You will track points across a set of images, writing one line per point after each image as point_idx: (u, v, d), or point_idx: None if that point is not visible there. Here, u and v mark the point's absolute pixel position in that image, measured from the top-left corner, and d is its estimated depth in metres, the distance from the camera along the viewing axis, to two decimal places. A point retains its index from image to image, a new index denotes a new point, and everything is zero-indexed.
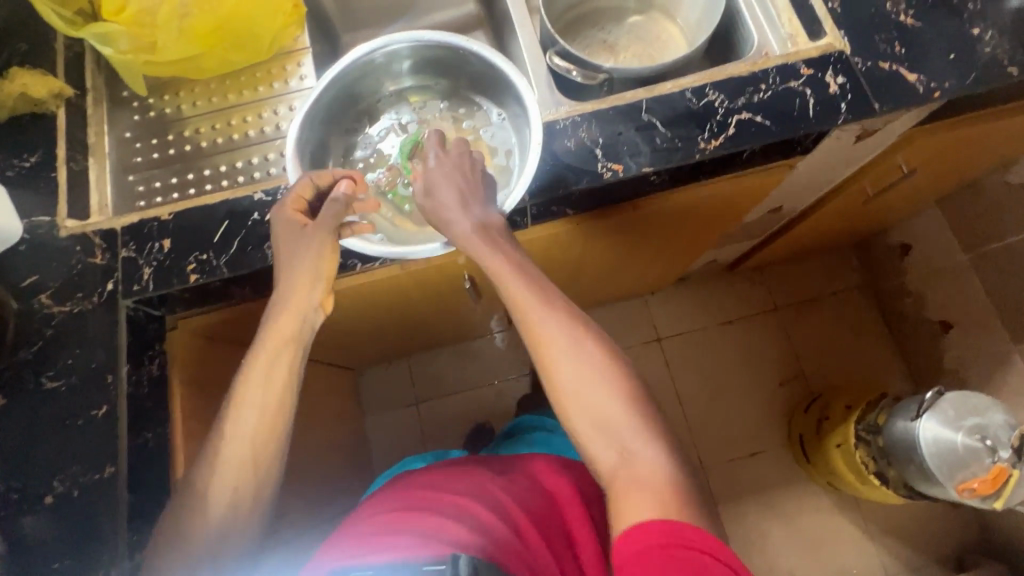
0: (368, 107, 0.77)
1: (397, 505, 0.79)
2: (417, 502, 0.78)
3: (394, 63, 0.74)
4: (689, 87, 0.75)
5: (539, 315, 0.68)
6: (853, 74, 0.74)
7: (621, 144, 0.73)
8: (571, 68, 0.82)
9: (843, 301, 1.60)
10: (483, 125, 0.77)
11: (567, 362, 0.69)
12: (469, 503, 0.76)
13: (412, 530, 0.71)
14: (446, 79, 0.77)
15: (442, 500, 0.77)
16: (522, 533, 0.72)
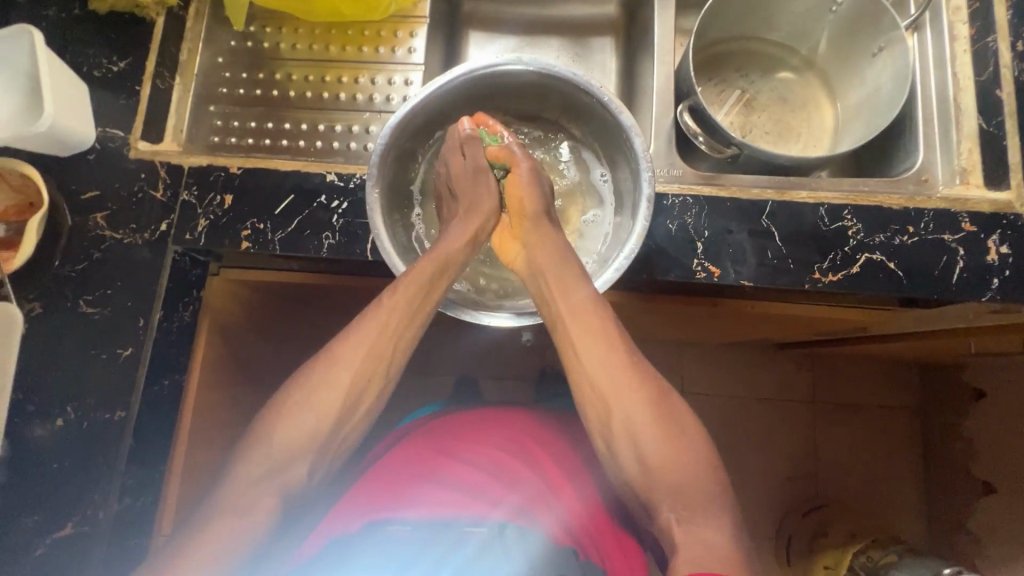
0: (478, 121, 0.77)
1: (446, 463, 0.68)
2: (463, 448, 0.70)
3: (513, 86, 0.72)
4: (826, 203, 0.65)
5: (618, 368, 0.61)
6: (1021, 248, 0.64)
7: (727, 246, 0.65)
8: (698, 133, 0.74)
9: (887, 418, 1.50)
10: (583, 177, 0.77)
11: (629, 422, 0.60)
12: (521, 471, 0.68)
13: (467, 487, 0.67)
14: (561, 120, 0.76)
15: (492, 459, 0.69)
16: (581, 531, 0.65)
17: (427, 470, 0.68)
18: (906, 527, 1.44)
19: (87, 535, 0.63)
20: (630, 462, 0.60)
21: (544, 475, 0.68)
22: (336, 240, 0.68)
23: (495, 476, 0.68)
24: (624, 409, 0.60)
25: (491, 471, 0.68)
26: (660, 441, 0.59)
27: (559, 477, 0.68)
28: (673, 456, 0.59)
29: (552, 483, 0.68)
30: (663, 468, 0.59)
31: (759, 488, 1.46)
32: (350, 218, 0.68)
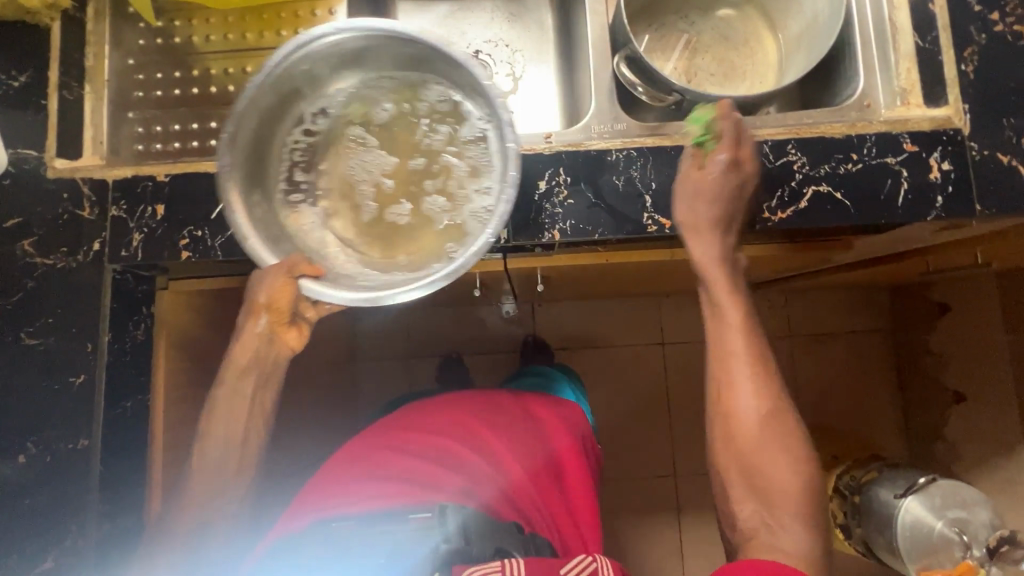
0: (340, 96, 0.69)
1: (397, 455, 0.68)
2: (402, 439, 0.70)
3: (343, 58, 0.66)
4: (769, 139, 0.65)
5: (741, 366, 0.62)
6: (962, 163, 0.64)
7: (675, 196, 0.64)
8: (637, 83, 0.73)
9: (861, 342, 1.55)
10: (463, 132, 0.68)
11: (736, 402, 0.61)
12: (468, 454, 0.68)
13: (411, 477, 0.64)
14: (434, 71, 0.68)
15: (435, 444, 0.69)
16: (524, 501, 0.65)
17: (368, 465, 0.66)
18: (887, 444, 1.50)
19: (71, 565, 0.63)
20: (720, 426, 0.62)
21: (491, 456, 0.69)
22: (279, 238, 0.66)
23: (439, 463, 0.67)
24: (742, 401, 0.61)
25: (435, 457, 0.67)
26: (770, 434, 0.60)
27: (507, 456, 0.69)
28: (768, 448, 0.59)
29: (499, 463, 0.68)
30: (767, 468, 0.59)
31: None
32: None
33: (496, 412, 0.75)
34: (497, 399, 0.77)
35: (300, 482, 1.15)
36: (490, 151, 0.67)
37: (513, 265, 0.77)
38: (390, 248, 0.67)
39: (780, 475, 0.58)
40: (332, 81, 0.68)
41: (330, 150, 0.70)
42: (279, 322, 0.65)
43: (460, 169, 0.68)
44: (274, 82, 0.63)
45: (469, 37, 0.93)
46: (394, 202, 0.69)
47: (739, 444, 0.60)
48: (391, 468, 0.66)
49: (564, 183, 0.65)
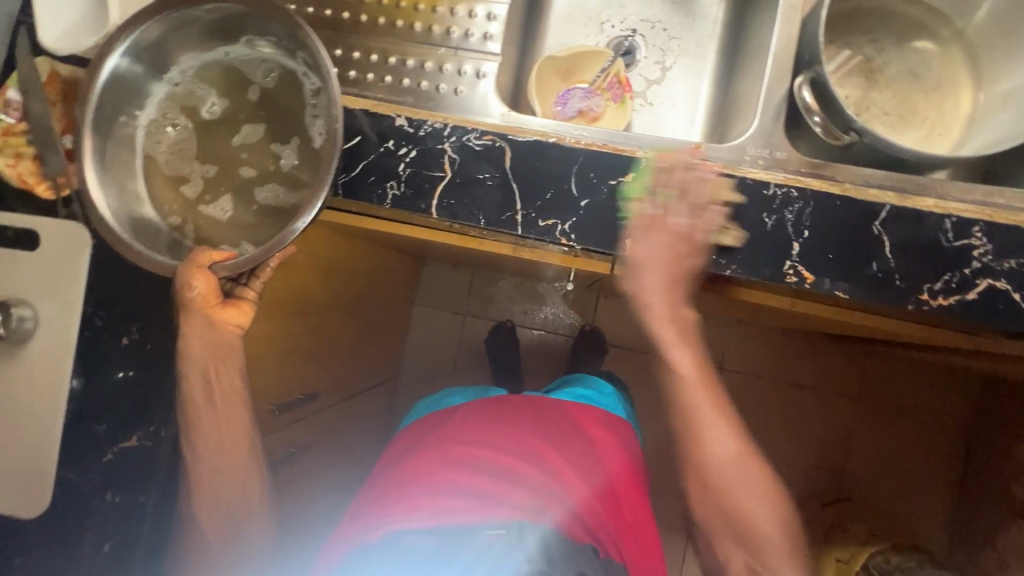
0: (174, 90, 0.66)
1: (457, 466, 0.70)
2: (460, 456, 0.72)
3: (153, 60, 0.64)
4: (954, 215, 0.57)
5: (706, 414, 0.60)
6: None
7: (826, 251, 0.58)
8: (813, 112, 0.65)
9: (934, 425, 1.44)
10: (304, 89, 0.65)
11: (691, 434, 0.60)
12: (527, 470, 0.70)
13: (475, 492, 0.67)
14: (237, 43, 0.66)
15: (493, 461, 0.71)
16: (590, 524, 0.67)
17: (431, 479, 0.69)
18: (927, 533, 1.42)
19: (152, 446, 0.70)
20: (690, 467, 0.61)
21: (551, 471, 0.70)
22: (400, 191, 0.64)
23: (500, 480, 0.69)
24: (713, 446, 0.60)
25: (497, 476, 0.69)
26: (740, 474, 0.60)
27: (565, 475, 0.70)
28: (731, 475, 0.60)
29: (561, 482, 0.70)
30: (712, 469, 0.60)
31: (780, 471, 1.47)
32: (417, 168, 0.64)
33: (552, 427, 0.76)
34: (546, 410, 0.79)
35: (347, 408, 1.20)
36: (319, 106, 0.65)
37: (619, 270, 0.74)
38: (243, 236, 0.65)
39: (746, 489, 0.60)
40: (148, 78, 0.64)
41: (163, 151, 0.66)
42: (209, 304, 0.61)
43: (278, 151, 0.66)
44: (93, 95, 0.60)
45: (626, 12, 0.87)
46: (225, 196, 0.66)
47: (696, 461, 0.61)
48: (452, 482, 0.68)
49: (707, 207, 0.60)
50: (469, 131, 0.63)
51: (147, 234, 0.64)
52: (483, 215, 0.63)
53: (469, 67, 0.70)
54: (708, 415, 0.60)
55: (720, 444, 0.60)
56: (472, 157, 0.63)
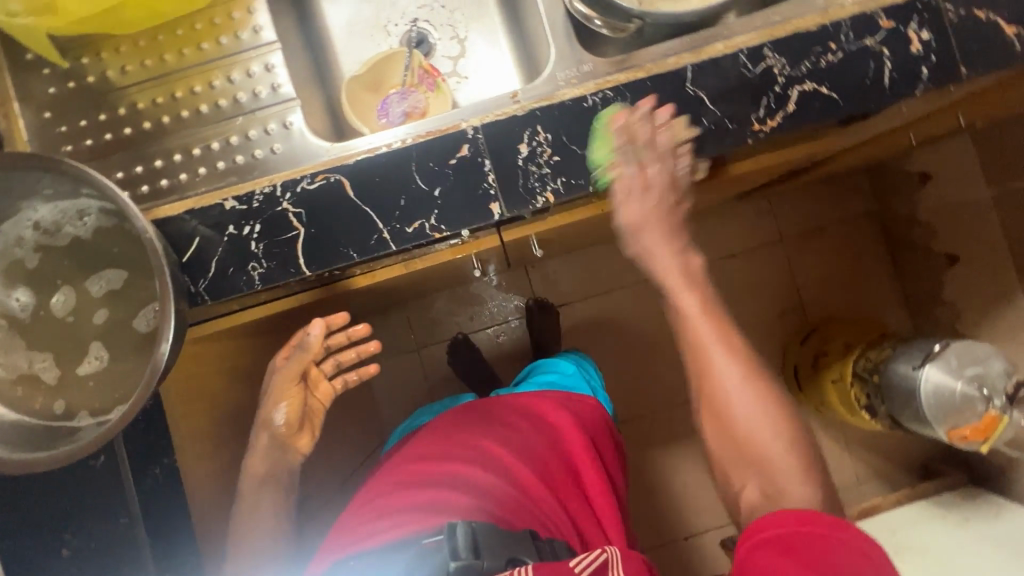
0: None
1: (398, 493, 0.74)
2: (415, 473, 0.77)
3: None
4: (744, 47, 0.61)
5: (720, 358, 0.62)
6: (942, 28, 0.61)
7: (662, 130, 0.62)
8: (592, 15, 0.70)
9: (848, 231, 1.57)
10: (74, 213, 0.62)
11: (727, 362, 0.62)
12: (463, 467, 0.76)
13: (418, 503, 0.70)
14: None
15: (444, 466, 0.76)
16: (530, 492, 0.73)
17: (375, 516, 0.72)
18: (890, 320, 1.55)
19: None
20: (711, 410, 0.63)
21: (501, 465, 0.76)
22: (265, 267, 0.62)
23: (449, 484, 0.73)
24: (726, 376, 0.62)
25: (443, 482, 0.73)
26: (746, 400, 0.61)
27: (508, 463, 0.76)
28: (740, 408, 0.61)
29: (496, 464, 0.76)
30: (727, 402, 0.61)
31: (754, 334, 1.56)
32: (269, 238, 0.62)
33: (478, 427, 0.83)
34: (504, 418, 0.85)
35: None
36: (93, 216, 0.63)
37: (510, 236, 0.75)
38: (125, 378, 0.63)
39: (761, 421, 0.60)
40: None
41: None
42: (292, 430, 0.72)
43: (105, 285, 0.64)
44: None
45: (401, 7, 0.87)
46: (90, 350, 0.64)
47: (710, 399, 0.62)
48: (395, 507, 0.71)
49: (545, 141, 0.62)
50: (299, 180, 0.61)
51: (26, 440, 0.59)
52: (354, 248, 0.62)
53: (273, 122, 0.68)
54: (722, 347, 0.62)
55: (727, 371, 0.62)
56: (315, 203, 0.61)
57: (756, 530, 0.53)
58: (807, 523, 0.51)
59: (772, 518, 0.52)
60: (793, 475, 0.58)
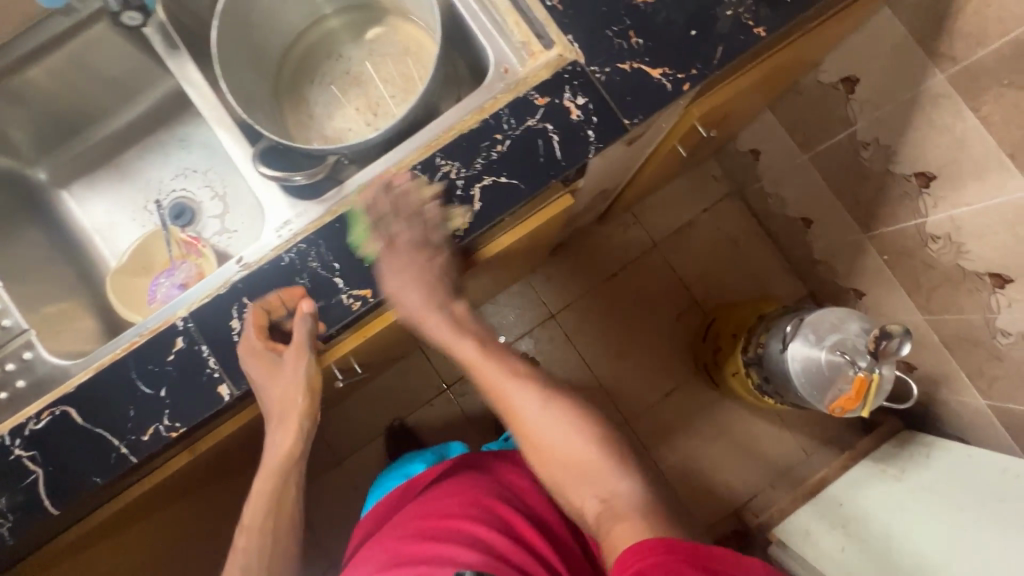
0: None
1: (401, 551, 0.78)
2: (420, 526, 0.82)
3: None
4: (417, 164, 0.64)
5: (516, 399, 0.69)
6: (593, 89, 0.64)
7: (362, 266, 0.64)
8: (290, 174, 0.69)
9: (715, 217, 1.59)
10: None
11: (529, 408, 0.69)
12: (464, 521, 0.80)
13: (418, 565, 0.75)
14: None
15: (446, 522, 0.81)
16: (526, 554, 0.78)
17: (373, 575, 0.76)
18: (783, 289, 1.56)
19: None
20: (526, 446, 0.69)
21: (499, 523, 0.81)
22: (12, 519, 0.60)
23: (450, 542, 0.77)
24: (530, 420, 0.69)
25: (443, 539, 0.78)
26: (557, 430, 0.67)
27: (506, 521, 0.82)
28: (557, 451, 0.67)
29: (495, 521, 0.81)
30: (539, 444, 0.68)
31: (659, 342, 1.56)
32: (8, 490, 0.61)
33: (482, 486, 0.89)
34: (506, 475, 0.93)
35: None
36: None
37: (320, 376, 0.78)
38: None
39: (566, 473, 0.66)
40: None
41: None
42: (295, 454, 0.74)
43: None
44: None
45: (159, 182, 0.91)
46: None
47: (539, 456, 0.68)
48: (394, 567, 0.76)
49: (256, 310, 0.62)
50: (25, 422, 0.61)
51: None
52: (95, 473, 0.60)
53: (13, 360, 0.69)
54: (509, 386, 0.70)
55: (527, 405, 0.69)
56: (46, 441, 0.61)
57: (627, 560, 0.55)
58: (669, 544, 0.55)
59: (656, 540, 0.55)
60: (595, 483, 0.64)
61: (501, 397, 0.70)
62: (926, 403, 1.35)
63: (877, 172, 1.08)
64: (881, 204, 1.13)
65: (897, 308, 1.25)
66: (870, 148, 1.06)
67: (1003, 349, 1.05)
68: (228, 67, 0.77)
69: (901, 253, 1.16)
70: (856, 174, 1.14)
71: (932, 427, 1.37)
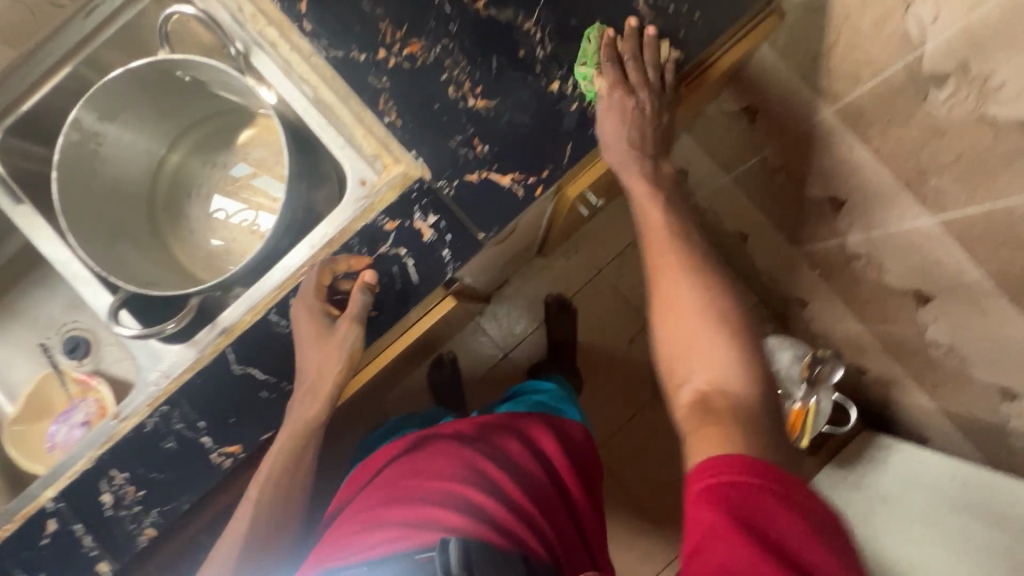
0: None
1: (394, 501, 0.78)
2: (415, 484, 0.80)
3: None
4: (272, 307, 0.66)
5: (681, 286, 0.60)
6: (444, 205, 0.62)
7: (228, 425, 0.67)
8: (163, 324, 0.68)
9: None
10: None
11: (673, 286, 0.61)
12: (458, 485, 0.78)
13: (409, 522, 0.73)
14: None
15: (437, 485, 0.78)
16: (521, 517, 0.75)
17: (370, 519, 0.77)
18: None
19: None
20: (668, 320, 0.60)
21: (497, 486, 0.79)
22: None
23: (445, 499, 0.76)
24: (688, 303, 0.59)
25: (434, 499, 0.76)
26: (697, 324, 0.58)
27: (505, 484, 0.79)
28: (716, 312, 0.58)
29: (492, 483, 0.79)
30: (711, 315, 0.58)
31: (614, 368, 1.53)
32: None
33: (479, 438, 0.86)
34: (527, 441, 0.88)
35: None
36: None
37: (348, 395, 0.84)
38: None
39: (707, 334, 0.57)
40: None
41: None
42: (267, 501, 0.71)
43: None
44: None
45: (54, 317, 0.89)
46: None
47: (693, 321, 0.59)
48: (386, 519, 0.75)
49: (124, 479, 0.66)
50: None
51: None
52: None
53: None
54: (672, 276, 0.61)
55: (689, 298, 0.59)
56: None
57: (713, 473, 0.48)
58: (762, 463, 0.49)
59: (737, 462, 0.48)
60: (732, 359, 0.56)
61: (657, 272, 0.62)
62: (883, 404, 1.33)
63: (794, 193, 1.05)
64: (804, 223, 1.10)
65: (838, 316, 1.24)
66: (782, 172, 1.03)
67: (935, 357, 1.03)
68: (78, 218, 0.73)
69: (832, 268, 1.13)
70: (778, 196, 1.11)
71: (891, 425, 1.36)
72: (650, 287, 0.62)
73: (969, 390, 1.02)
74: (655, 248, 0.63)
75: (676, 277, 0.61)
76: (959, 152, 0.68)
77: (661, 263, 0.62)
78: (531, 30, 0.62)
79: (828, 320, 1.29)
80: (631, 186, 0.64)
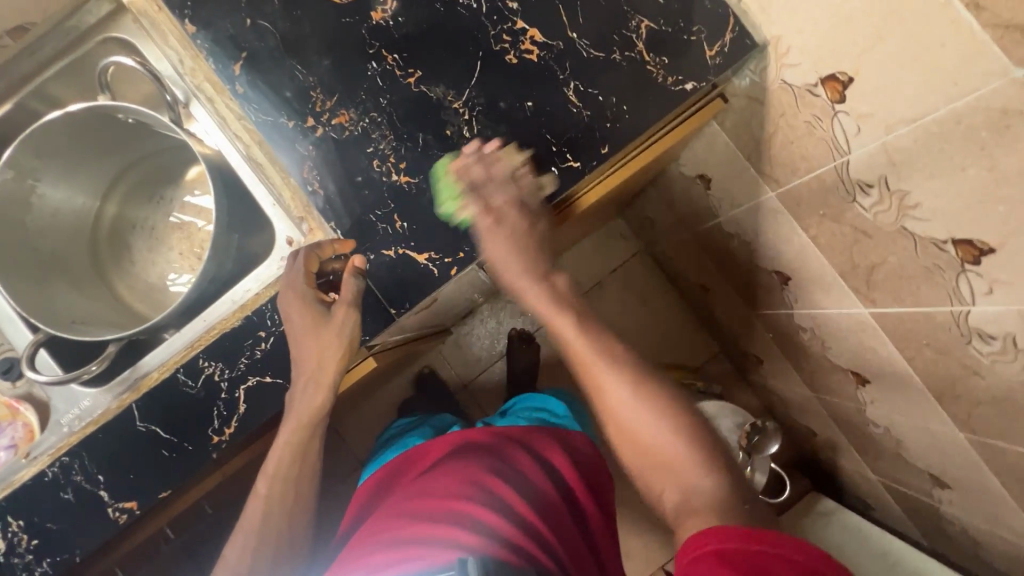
0: None
1: (401, 519, 0.71)
2: (424, 502, 0.72)
3: None
4: (181, 365, 0.72)
5: (612, 383, 0.63)
6: (361, 277, 0.70)
7: (123, 485, 0.73)
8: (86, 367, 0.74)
9: (625, 276, 1.56)
10: None
11: (624, 390, 0.62)
12: (467, 500, 0.70)
13: (420, 543, 0.65)
14: None
15: (444, 500, 0.71)
16: (536, 535, 0.68)
17: (378, 542, 0.70)
18: (694, 345, 1.56)
19: None
20: (616, 432, 0.62)
21: (507, 502, 0.71)
22: None
23: (454, 516, 0.68)
24: (630, 417, 0.62)
25: (445, 516, 0.68)
26: (651, 426, 0.60)
27: (515, 499, 0.72)
28: (649, 437, 0.60)
29: (502, 496, 0.72)
30: (643, 436, 0.61)
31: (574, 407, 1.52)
32: None
33: (484, 453, 0.80)
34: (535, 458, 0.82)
35: None
36: None
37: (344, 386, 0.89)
38: None
39: (673, 445, 0.59)
40: None
41: None
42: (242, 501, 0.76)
43: None
44: None
45: None
46: None
47: (628, 441, 0.62)
48: (392, 541, 0.68)
49: (19, 527, 0.73)
50: None
51: None
52: None
53: None
54: (606, 373, 0.63)
55: (620, 395, 0.62)
56: None
57: (700, 544, 0.50)
58: (741, 527, 0.51)
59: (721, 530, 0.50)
60: (694, 468, 0.58)
61: (595, 380, 0.64)
62: (832, 467, 1.33)
63: (745, 260, 1.06)
64: (757, 289, 1.10)
65: (790, 380, 1.24)
66: (736, 239, 1.03)
67: (876, 435, 1.03)
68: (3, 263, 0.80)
69: (783, 335, 1.13)
70: (731, 260, 1.12)
71: (839, 488, 1.36)
72: (591, 390, 0.64)
73: (905, 469, 1.02)
74: (577, 344, 0.65)
75: (615, 387, 0.62)
76: (885, 254, 0.68)
77: (600, 379, 0.63)
78: (459, 109, 0.68)
79: (782, 381, 1.29)
80: (538, 309, 0.66)
